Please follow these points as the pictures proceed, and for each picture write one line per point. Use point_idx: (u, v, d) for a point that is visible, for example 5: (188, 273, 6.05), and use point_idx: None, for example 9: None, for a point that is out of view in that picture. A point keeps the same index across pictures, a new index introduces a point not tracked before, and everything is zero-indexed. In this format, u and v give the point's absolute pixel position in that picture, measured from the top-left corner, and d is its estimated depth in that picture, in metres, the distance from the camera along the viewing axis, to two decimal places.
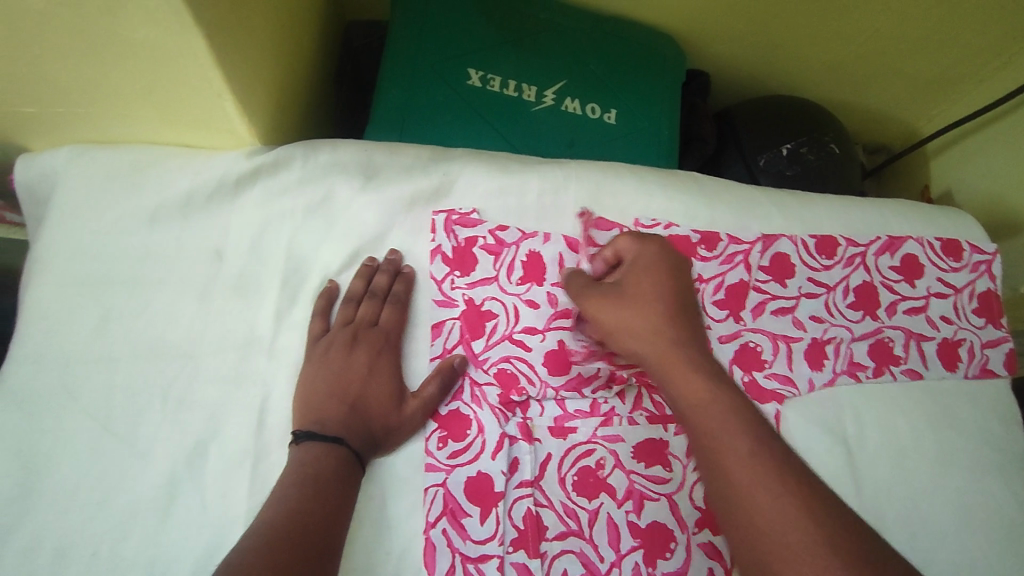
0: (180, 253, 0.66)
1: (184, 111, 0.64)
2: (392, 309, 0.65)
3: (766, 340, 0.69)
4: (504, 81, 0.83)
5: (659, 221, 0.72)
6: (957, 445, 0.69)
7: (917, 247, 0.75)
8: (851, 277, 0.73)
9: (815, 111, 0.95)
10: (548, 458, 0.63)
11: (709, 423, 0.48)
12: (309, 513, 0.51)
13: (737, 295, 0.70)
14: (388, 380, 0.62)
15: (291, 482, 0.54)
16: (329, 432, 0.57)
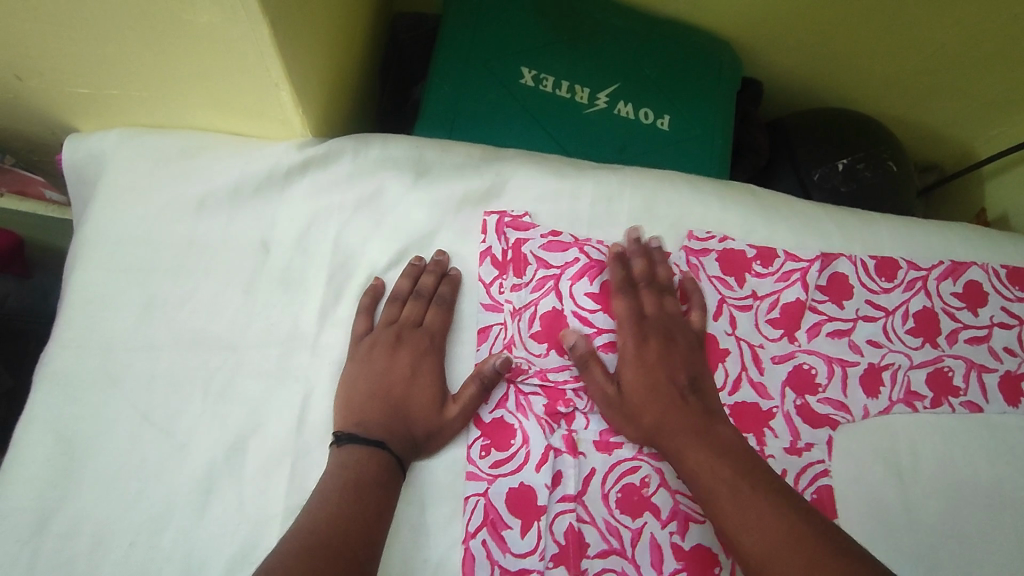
0: (225, 241, 0.65)
1: (239, 98, 0.63)
2: (437, 309, 0.64)
3: (821, 362, 0.67)
4: (557, 81, 0.81)
5: (713, 234, 0.70)
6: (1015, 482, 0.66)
7: (981, 273, 0.72)
8: (910, 302, 0.70)
9: (871, 125, 0.92)
10: (592, 473, 0.61)
11: (705, 472, 0.55)
12: (350, 521, 0.50)
13: (792, 315, 0.68)
14: (430, 382, 0.61)
15: (331, 486, 0.52)
16: (371, 435, 0.56)
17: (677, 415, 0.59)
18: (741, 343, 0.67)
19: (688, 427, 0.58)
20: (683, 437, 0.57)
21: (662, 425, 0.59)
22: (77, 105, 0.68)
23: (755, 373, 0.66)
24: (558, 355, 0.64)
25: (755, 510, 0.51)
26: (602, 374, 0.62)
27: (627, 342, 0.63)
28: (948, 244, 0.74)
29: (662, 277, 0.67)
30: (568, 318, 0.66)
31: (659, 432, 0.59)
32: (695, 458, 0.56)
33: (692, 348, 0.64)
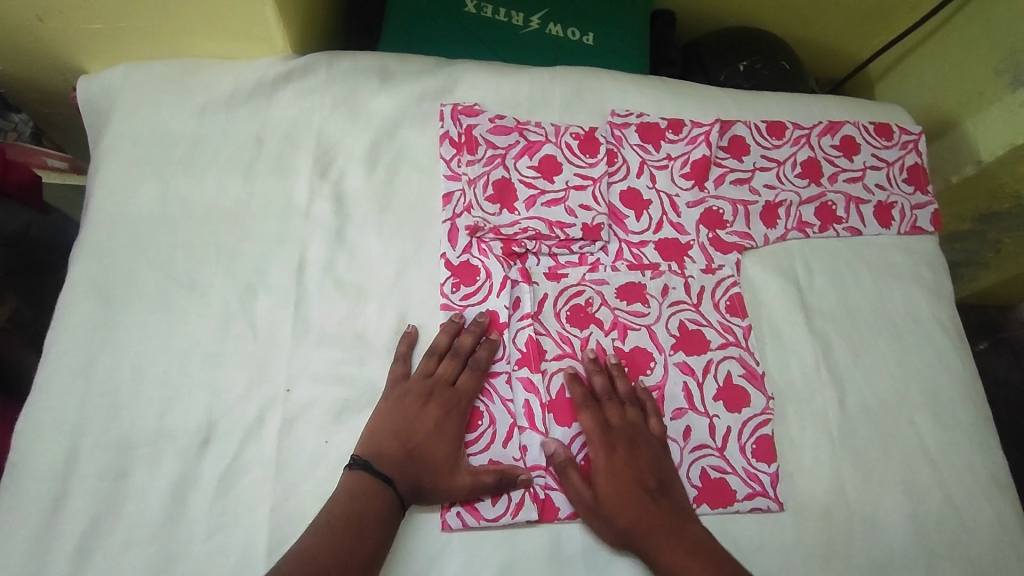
0: (225, 138, 0.76)
1: (230, 20, 0.75)
2: (470, 374, 0.68)
3: (727, 204, 0.81)
4: (495, 8, 0.95)
5: (632, 111, 0.84)
6: (894, 285, 0.81)
7: (854, 130, 0.87)
8: (797, 154, 0.85)
9: (767, 35, 1.08)
10: (544, 297, 0.74)
11: None
12: (352, 549, 0.57)
13: (702, 170, 0.82)
14: (446, 446, 0.65)
15: (338, 507, 0.59)
16: (383, 474, 0.61)
17: (661, 522, 0.64)
18: (661, 195, 0.81)
19: (664, 538, 0.63)
20: (661, 539, 0.63)
21: (633, 528, 0.63)
22: (85, 42, 0.79)
23: (673, 216, 0.80)
24: (509, 211, 0.77)
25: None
26: (578, 481, 0.65)
27: (598, 451, 0.67)
28: (827, 110, 0.89)
29: (620, 390, 0.70)
30: (517, 183, 0.78)
31: (638, 541, 0.63)
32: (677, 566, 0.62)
33: (655, 454, 0.67)
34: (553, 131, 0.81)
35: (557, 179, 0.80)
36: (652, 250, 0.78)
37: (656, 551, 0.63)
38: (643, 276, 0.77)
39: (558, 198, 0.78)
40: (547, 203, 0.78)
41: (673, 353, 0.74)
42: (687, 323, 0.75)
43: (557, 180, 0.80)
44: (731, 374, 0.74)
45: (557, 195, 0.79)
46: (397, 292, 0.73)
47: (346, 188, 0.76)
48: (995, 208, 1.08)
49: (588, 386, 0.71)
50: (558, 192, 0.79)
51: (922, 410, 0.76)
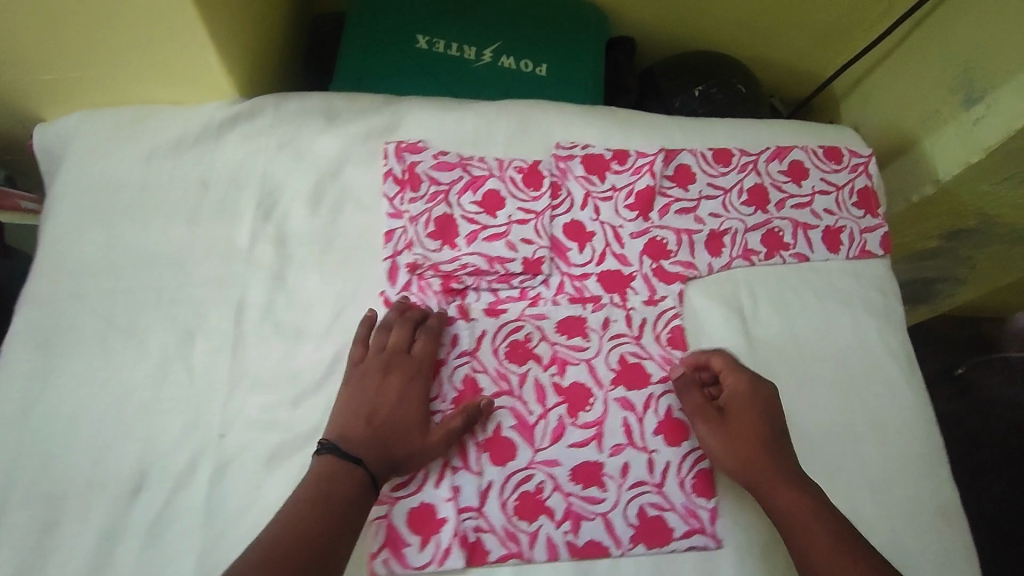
0: (172, 183, 0.78)
1: (175, 66, 0.77)
2: (424, 339, 0.71)
3: (671, 233, 0.81)
4: (447, 43, 0.96)
5: (577, 143, 0.84)
6: (842, 312, 0.80)
7: (802, 154, 0.87)
8: (744, 181, 0.84)
9: (723, 58, 1.09)
10: (483, 333, 0.74)
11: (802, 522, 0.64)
12: (317, 527, 0.59)
13: (647, 199, 0.82)
14: (411, 410, 0.68)
15: (304, 490, 0.61)
16: (351, 450, 0.64)
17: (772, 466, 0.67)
18: (604, 226, 0.81)
19: (777, 479, 0.66)
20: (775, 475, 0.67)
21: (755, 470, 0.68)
22: (40, 92, 0.81)
23: (617, 247, 0.80)
24: (450, 247, 0.77)
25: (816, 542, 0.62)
26: (704, 430, 0.71)
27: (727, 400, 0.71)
28: (775, 135, 0.89)
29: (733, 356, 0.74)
30: (459, 218, 0.79)
31: (753, 483, 0.68)
32: (782, 510, 0.65)
33: (773, 406, 0.70)
34: (496, 166, 0.82)
35: (500, 213, 0.80)
36: (595, 282, 0.78)
37: (766, 488, 0.67)
38: (583, 310, 0.77)
39: (500, 232, 0.78)
40: (488, 238, 0.78)
41: (613, 388, 0.74)
42: (627, 356, 0.75)
43: (501, 215, 0.80)
44: (672, 408, 0.73)
45: (499, 230, 0.79)
46: (335, 331, 0.73)
47: (288, 228, 0.77)
48: (960, 224, 1.10)
49: (525, 423, 0.71)
50: (500, 227, 0.79)
51: (869, 440, 0.74)
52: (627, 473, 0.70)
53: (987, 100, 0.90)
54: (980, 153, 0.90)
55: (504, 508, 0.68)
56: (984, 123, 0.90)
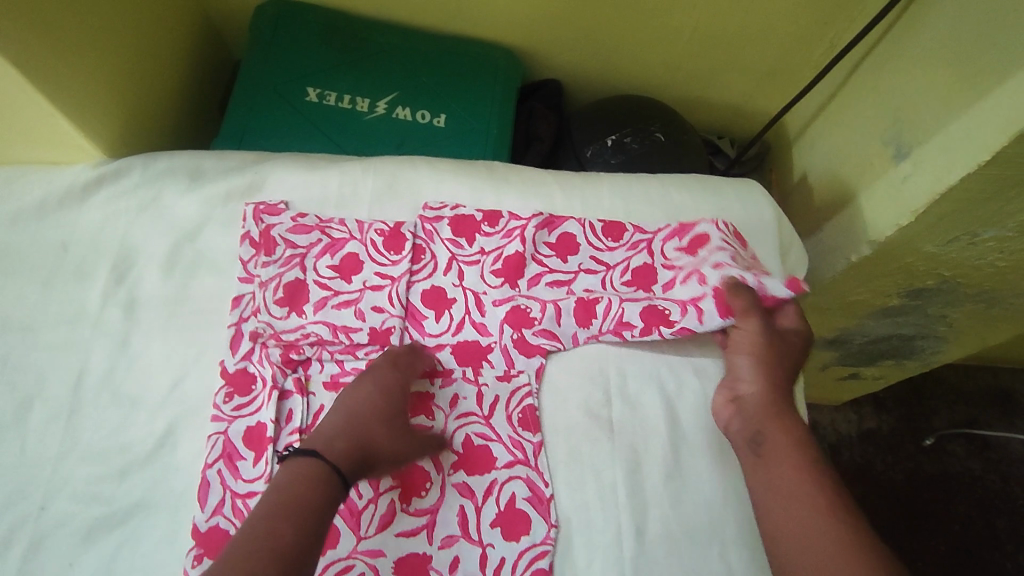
0: (33, 246, 0.77)
1: (33, 129, 0.76)
2: (399, 354, 0.70)
3: (536, 302, 0.76)
4: (340, 96, 0.95)
5: (447, 204, 0.80)
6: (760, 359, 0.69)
7: (710, 229, 0.78)
8: (632, 259, 0.78)
9: (645, 103, 1.03)
10: (320, 409, 0.70)
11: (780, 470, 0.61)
12: (303, 549, 0.52)
13: (516, 266, 0.77)
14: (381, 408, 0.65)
15: (276, 504, 0.54)
16: (326, 450, 0.59)
17: (778, 419, 0.64)
18: (467, 292, 0.76)
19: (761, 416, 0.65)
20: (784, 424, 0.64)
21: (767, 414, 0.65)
22: None
23: (475, 316, 0.75)
24: (299, 314, 0.74)
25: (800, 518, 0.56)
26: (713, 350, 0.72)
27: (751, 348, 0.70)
28: (668, 195, 0.82)
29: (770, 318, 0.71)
30: (311, 283, 0.76)
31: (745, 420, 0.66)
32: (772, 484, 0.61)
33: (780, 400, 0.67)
34: (356, 229, 0.78)
35: (357, 277, 0.76)
36: (448, 354, 0.74)
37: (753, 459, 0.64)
38: (431, 385, 0.72)
39: (353, 299, 0.75)
40: (340, 304, 0.75)
41: (453, 473, 0.68)
42: (473, 437, 0.70)
43: (356, 287, 0.76)
44: (515, 497, 0.67)
45: (351, 299, 0.75)
46: (170, 402, 0.71)
47: (140, 293, 0.76)
48: (919, 283, 0.99)
49: (352, 509, 0.66)
50: (353, 296, 0.75)
51: (741, 541, 0.67)
52: (456, 568, 0.65)
53: (914, 156, 0.81)
54: (908, 216, 0.81)
55: None
56: (911, 182, 0.81)
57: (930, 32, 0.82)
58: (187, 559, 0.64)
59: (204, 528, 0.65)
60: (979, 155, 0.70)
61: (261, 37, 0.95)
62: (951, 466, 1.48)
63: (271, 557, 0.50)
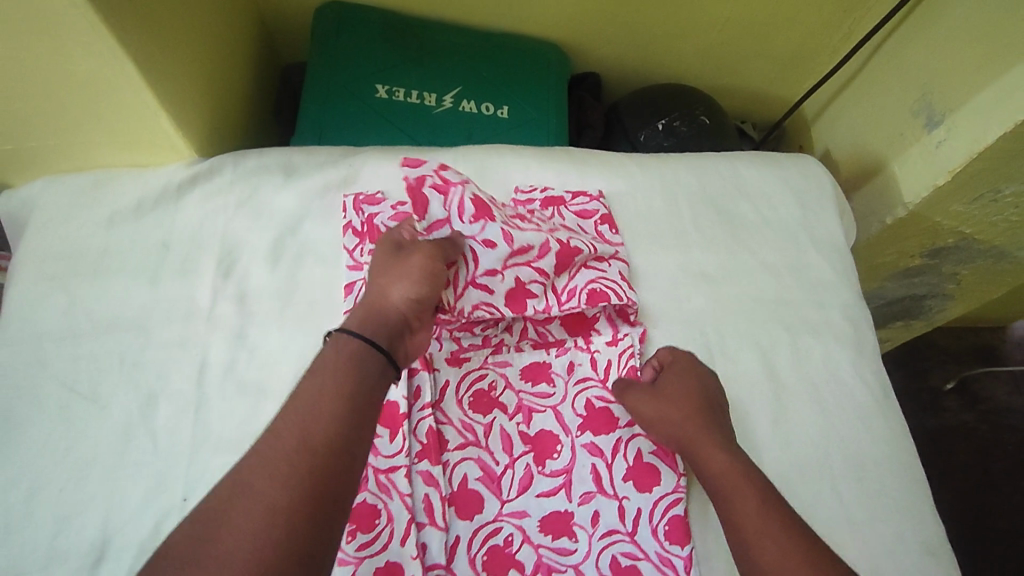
0: (134, 246, 0.79)
1: (132, 129, 0.78)
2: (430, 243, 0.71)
3: (536, 241, 0.76)
4: (408, 91, 0.99)
5: (536, 187, 0.84)
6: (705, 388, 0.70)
7: (584, 246, 0.78)
8: (588, 279, 0.77)
9: (687, 90, 1.09)
10: (446, 384, 0.74)
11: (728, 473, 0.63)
12: (327, 440, 0.53)
13: (522, 219, 0.78)
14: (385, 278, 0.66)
15: (308, 388, 0.55)
16: (357, 331, 0.60)
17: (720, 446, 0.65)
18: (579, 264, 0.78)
19: (704, 439, 0.66)
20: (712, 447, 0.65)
21: (690, 440, 0.66)
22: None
23: (488, 258, 0.74)
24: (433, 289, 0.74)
25: (768, 537, 0.58)
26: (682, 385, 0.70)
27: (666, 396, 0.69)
28: (736, 169, 0.88)
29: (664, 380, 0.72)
30: None
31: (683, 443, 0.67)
32: (744, 511, 0.60)
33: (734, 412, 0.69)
34: None
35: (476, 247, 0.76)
36: (558, 326, 0.79)
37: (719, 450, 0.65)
38: (547, 355, 0.76)
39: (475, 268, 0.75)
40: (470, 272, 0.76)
41: (580, 434, 0.72)
42: (594, 401, 0.74)
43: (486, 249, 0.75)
44: (641, 452, 0.72)
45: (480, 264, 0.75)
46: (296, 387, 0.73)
47: (249, 286, 0.78)
48: (940, 242, 1.09)
49: (491, 475, 0.70)
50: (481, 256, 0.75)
51: (847, 475, 0.72)
52: (597, 522, 0.69)
53: (947, 122, 0.91)
54: (945, 175, 0.89)
55: (472, 564, 0.66)
56: (946, 146, 0.90)
57: (952, 9, 0.91)
58: None
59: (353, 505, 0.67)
60: (1017, 115, 0.78)
61: (323, 37, 0.98)
62: (949, 420, 1.61)
63: (295, 442, 0.52)
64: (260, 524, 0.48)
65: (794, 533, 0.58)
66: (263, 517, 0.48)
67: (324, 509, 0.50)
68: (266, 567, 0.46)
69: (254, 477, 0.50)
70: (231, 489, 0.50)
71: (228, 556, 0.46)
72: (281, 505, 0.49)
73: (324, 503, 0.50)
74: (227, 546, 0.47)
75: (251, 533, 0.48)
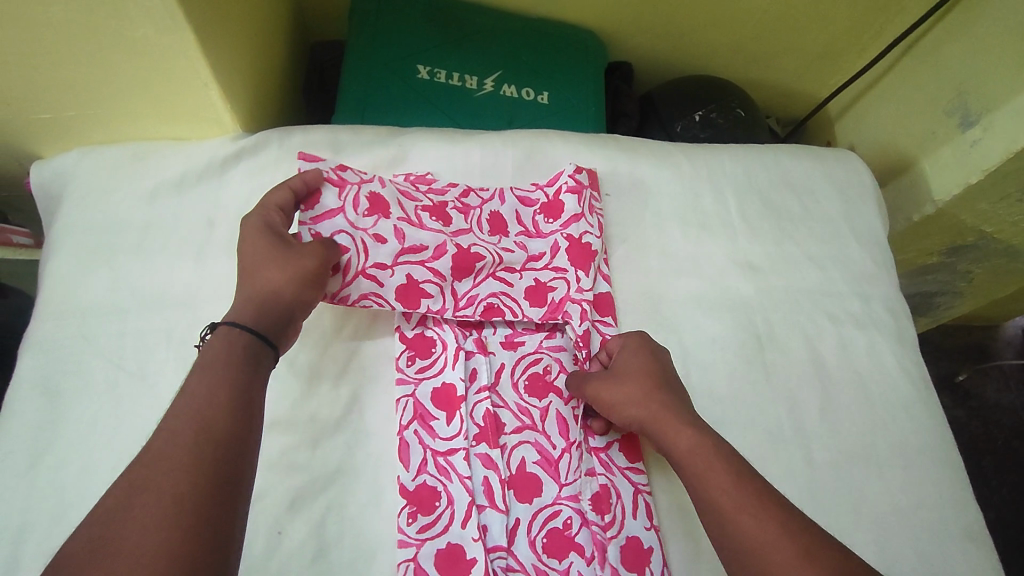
0: (177, 222, 0.77)
1: (177, 101, 0.76)
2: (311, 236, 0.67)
3: (431, 242, 0.75)
4: (449, 73, 0.98)
5: (566, 171, 0.82)
6: (661, 365, 0.69)
7: (483, 249, 0.76)
8: (491, 282, 0.76)
9: (722, 82, 1.10)
10: (501, 367, 0.74)
11: (694, 452, 0.60)
12: (230, 431, 0.49)
13: (431, 215, 0.76)
14: (268, 265, 0.62)
15: (202, 383, 0.51)
16: (247, 323, 0.57)
17: (682, 424, 0.63)
18: (508, 269, 0.77)
19: (666, 418, 0.63)
20: (676, 425, 0.63)
21: (654, 419, 0.64)
22: (33, 132, 0.79)
23: (378, 252, 0.72)
24: (365, 277, 0.71)
25: (747, 512, 0.54)
26: (634, 364, 0.69)
27: (628, 379, 0.67)
28: (780, 161, 0.90)
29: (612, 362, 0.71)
30: (367, 239, 0.72)
31: (646, 424, 0.65)
32: (719, 488, 0.57)
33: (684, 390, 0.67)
34: (519, 203, 0.81)
35: (411, 239, 0.74)
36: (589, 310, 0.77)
37: (685, 428, 0.62)
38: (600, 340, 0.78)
39: (416, 261, 0.73)
40: (406, 266, 0.73)
41: None
42: None
43: (413, 240, 0.74)
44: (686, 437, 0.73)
45: (416, 254, 0.73)
46: (352, 368, 0.72)
47: None
48: (960, 241, 1.10)
49: (548, 459, 0.70)
50: (416, 249, 0.74)
51: (891, 462, 0.74)
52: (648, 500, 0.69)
53: (983, 122, 0.93)
54: (978, 174, 0.91)
55: (532, 546, 0.66)
56: (982, 145, 0.92)
57: (993, 10, 0.93)
58: (401, 517, 0.65)
59: (412, 487, 0.66)
60: None
61: (364, 16, 0.96)
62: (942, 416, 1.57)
63: (195, 429, 0.48)
64: (164, 513, 0.43)
65: (773, 508, 0.54)
66: (166, 503, 0.44)
67: (229, 499, 0.46)
68: (177, 548, 0.42)
69: (154, 466, 0.46)
70: (129, 483, 0.45)
71: (137, 544, 0.42)
72: (185, 494, 0.45)
73: (228, 492, 0.47)
74: (131, 538, 0.42)
75: (156, 518, 0.43)
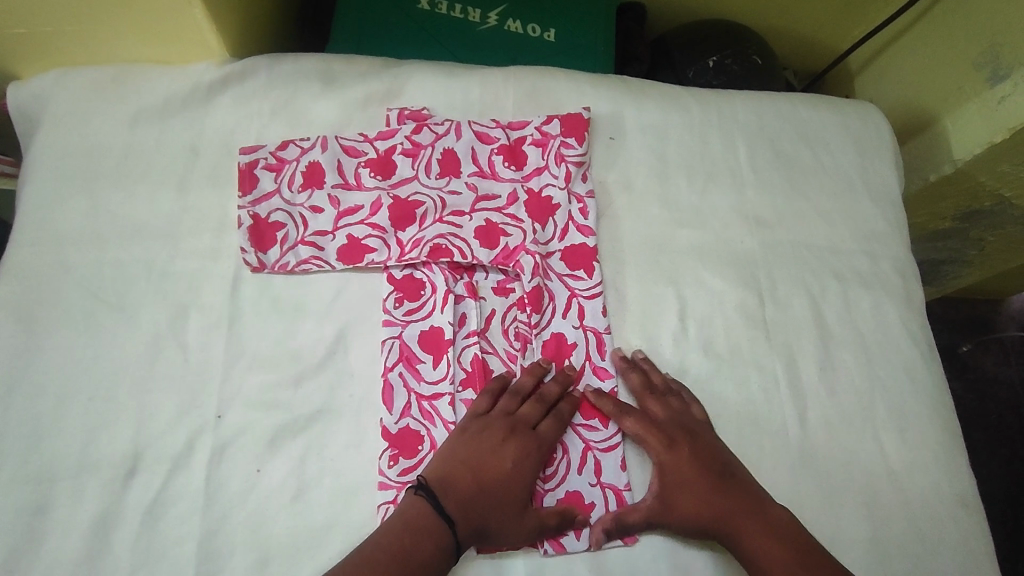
0: (159, 149, 0.74)
1: (160, 21, 0.72)
2: (553, 421, 0.66)
3: (367, 201, 0.73)
4: (451, 5, 0.93)
5: (531, 120, 0.78)
6: (717, 450, 0.66)
7: (426, 196, 0.73)
8: (435, 229, 0.72)
9: (739, 27, 1.04)
10: (492, 313, 0.71)
11: (769, 560, 0.61)
12: None
13: (372, 171, 0.73)
14: (516, 484, 0.62)
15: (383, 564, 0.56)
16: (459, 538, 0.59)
17: (752, 522, 0.63)
18: (459, 215, 0.73)
19: (740, 520, 0.63)
20: (749, 528, 0.63)
21: (721, 522, 0.63)
22: (9, 49, 0.74)
23: (317, 222, 0.72)
24: (305, 244, 0.70)
25: None
26: (684, 452, 0.66)
27: (685, 474, 0.65)
28: (796, 111, 0.85)
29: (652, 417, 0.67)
30: (305, 212, 0.72)
31: (713, 524, 0.63)
32: None
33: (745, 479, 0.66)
34: (475, 139, 0.76)
35: (349, 202, 0.72)
36: (559, 259, 0.73)
37: (758, 532, 0.62)
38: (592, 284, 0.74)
39: (356, 219, 0.72)
40: (347, 227, 0.72)
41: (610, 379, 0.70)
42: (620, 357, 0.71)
43: (352, 203, 0.73)
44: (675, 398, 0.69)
45: (355, 214, 0.72)
46: (337, 308, 0.70)
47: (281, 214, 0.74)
48: (975, 207, 1.05)
49: None
50: (355, 210, 0.72)
51: (887, 425, 0.72)
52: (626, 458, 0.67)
53: (1015, 77, 0.87)
54: (1004, 132, 0.86)
55: None
56: (1011, 101, 0.87)
57: None
58: (382, 459, 0.64)
59: (395, 430, 0.65)
60: None
61: None
62: None
63: None
64: None
65: None
66: None
67: None
68: None
69: None
70: None
71: None
72: None
73: None
74: None
75: None
